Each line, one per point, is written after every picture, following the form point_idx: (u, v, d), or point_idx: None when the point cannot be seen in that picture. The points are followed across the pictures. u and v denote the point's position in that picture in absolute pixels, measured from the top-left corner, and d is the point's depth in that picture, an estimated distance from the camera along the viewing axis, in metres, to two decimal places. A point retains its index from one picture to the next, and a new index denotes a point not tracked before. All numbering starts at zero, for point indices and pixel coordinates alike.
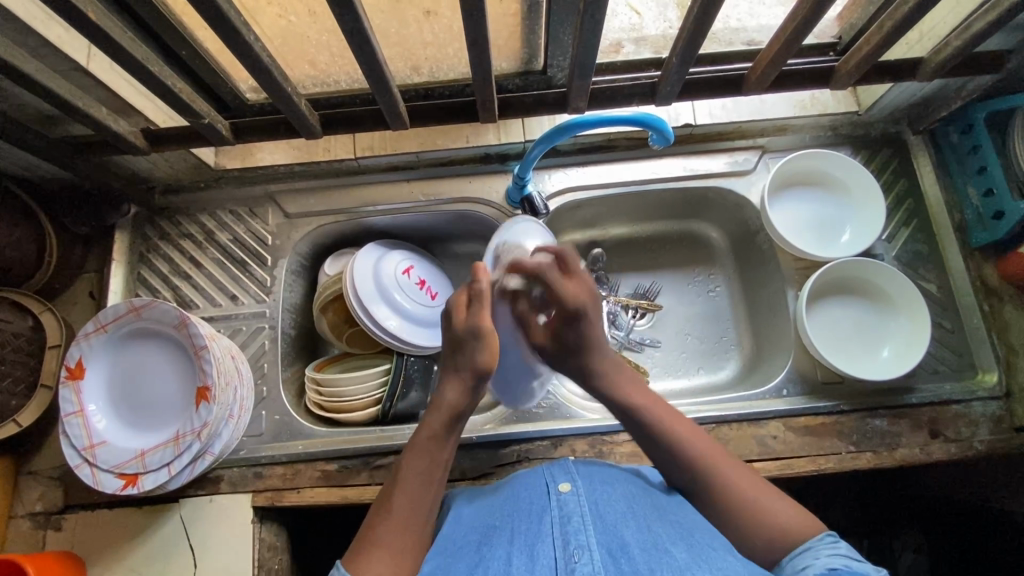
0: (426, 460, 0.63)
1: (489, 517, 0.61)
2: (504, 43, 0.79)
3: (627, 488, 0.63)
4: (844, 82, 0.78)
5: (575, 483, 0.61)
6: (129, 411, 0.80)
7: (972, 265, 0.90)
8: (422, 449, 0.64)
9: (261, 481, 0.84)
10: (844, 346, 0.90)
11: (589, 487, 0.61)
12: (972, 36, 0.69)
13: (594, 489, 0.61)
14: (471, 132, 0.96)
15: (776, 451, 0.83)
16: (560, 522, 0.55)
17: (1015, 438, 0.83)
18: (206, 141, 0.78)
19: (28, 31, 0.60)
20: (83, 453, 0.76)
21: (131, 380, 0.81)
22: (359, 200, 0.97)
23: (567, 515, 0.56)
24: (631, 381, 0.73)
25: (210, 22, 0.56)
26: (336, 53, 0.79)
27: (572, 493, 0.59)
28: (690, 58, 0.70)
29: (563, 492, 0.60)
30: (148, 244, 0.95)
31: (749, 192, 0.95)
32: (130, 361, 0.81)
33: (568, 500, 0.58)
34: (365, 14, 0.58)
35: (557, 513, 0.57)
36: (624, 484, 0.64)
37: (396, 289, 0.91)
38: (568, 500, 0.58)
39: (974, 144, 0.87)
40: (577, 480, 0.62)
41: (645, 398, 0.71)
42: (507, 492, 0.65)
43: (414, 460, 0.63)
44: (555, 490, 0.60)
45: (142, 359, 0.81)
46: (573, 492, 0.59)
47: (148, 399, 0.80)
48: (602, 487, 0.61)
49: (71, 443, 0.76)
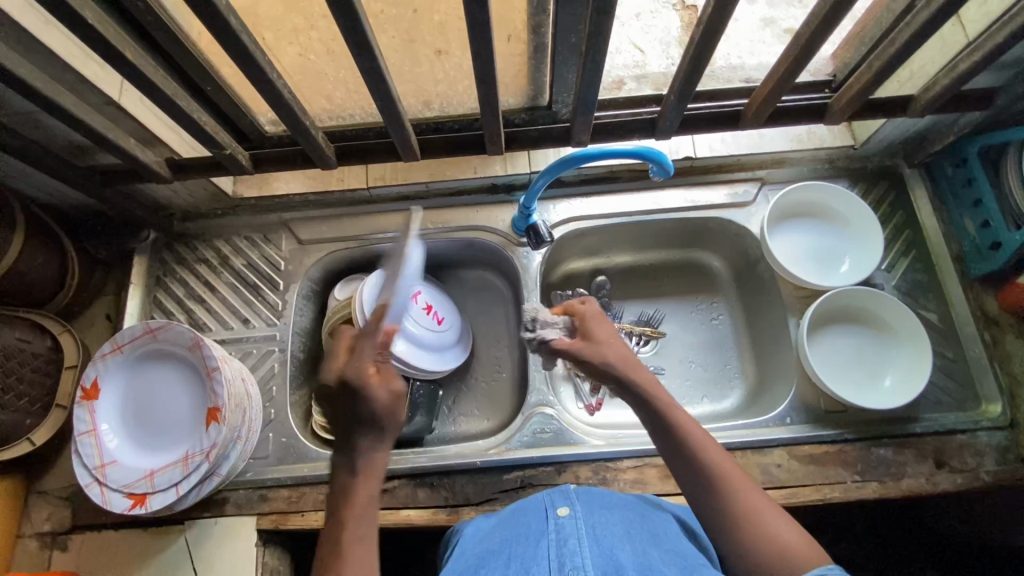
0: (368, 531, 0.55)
1: (490, 541, 0.62)
2: (510, 80, 0.84)
3: (625, 514, 0.63)
4: (839, 118, 0.81)
5: (574, 508, 0.62)
6: (147, 428, 0.81)
7: (971, 295, 0.92)
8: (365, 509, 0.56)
9: (266, 504, 0.85)
10: (844, 375, 0.90)
11: (587, 512, 0.62)
12: (960, 74, 0.71)
13: (593, 514, 0.61)
14: (479, 163, 1.00)
15: (780, 480, 0.83)
16: (557, 544, 0.56)
17: (1021, 469, 0.83)
18: (227, 171, 0.82)
19: (67, 67, 0.65)
20: (94, 472, 0.77)
21: (151, 398, 0.83)
22: (370, 228, 1.00)
23: (564, 537, 0.56)
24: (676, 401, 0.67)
25: (239, 63, 0.60)
26: (352, 88, 0.84)
27: (569, 517, 0.60)
28: (688, 95, 0.74)
29: (561, 517, 0.60)
30: (165, 268, 0.99)
31: (749, 223, 0.98)
32: (150, 380, 0.83)
33: (566, 524, 0.59)
34: (381, 55, 0.62)
35: (555, 536, 0.57)
36: (622, 510, 0.64)
37: (404, 313, 0.93)
38: (566, 524, 0.59)
39: (969, 177, 0.89)
40: (576, 505, 0.63)
41: (688, 418, 0.65)
42: (509, 517, 0.66)
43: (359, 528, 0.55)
44: (555, 514, 0.61)
45: (162, 378, 0.83)
46: (571, 516, 0.60)
47: (166, 418, 0.82)
48: (601, 512, 0.62)
49: (83, 462, 0.77)
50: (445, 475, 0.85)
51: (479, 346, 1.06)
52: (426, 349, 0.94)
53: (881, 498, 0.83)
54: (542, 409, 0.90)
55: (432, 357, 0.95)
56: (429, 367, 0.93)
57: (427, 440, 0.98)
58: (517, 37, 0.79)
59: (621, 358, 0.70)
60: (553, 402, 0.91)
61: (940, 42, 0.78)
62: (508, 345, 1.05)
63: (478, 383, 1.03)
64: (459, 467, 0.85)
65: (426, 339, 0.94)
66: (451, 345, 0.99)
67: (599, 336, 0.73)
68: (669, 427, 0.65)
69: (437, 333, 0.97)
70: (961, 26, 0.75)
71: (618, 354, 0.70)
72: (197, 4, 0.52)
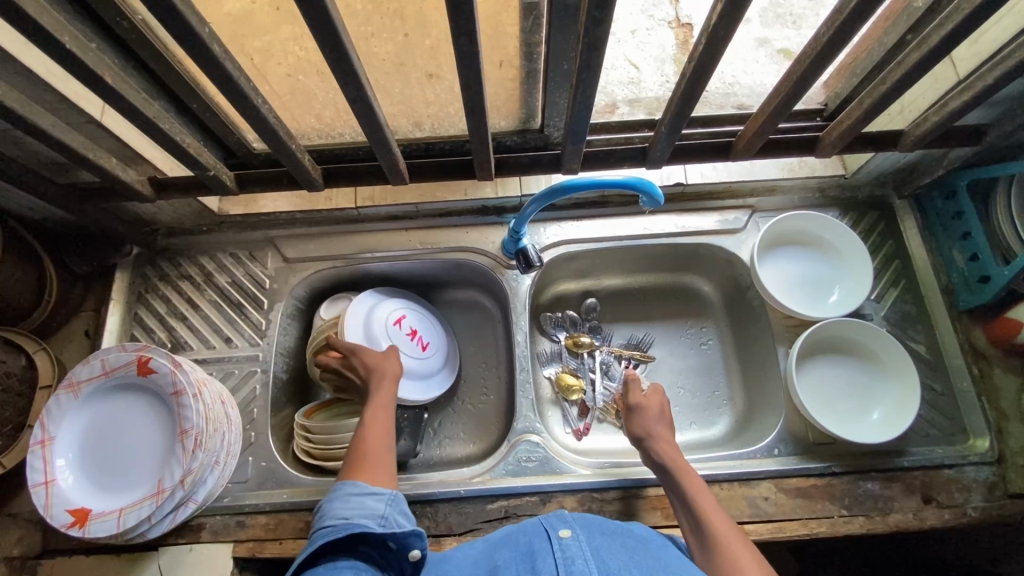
0: (381, 428, 0.76)
1: (490, 563, 0.61)
2: (502, 104, 0.83)
3: (625, 541, 0.63)
4: (829, 151, 0.81)
5: (576, 531, 0.61)
6: (81, 490, 0.74)
7: (960, 328, 0.91)
8: (384, 421, 0.77)
9: (244, 530, 0.83)
10: (832, 407, 0.90)
11: (588, 536, 0.61)
12: (950, 112, 0.71)
13: (595, 539, 0.60)
14: (469, 186, 1.00)
15: (768, 513, 0.82)
16: (563, 563, 0.55)
17: (1009, 505, 0.82)
18: (210, 190, 0.80)
19: (46, 87, 0.63)
20: (54, 512, 0.72)
21: (75, 460, 0.76)
22: (358, 246, 0.99)
23: (570, 557, 0.55)
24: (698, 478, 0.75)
25: (223, 90, 0.59)
26: (341, 107, 0.84)
27: (573, 538, 0.59)
28: (678, 128, 0.73)
29: (563, 538, 0.59)
30: (147, 284, 0.97)
31: (739, 250, 0.97)
32: (65, 444, 0.76)
33: (571, 545, 0.58)
34: (369, 84, 0.61)
35: (560, 554, 0.56)
36: (621, 536, 0.64)
37: (387, 337, 0.92)
38: (570, 545, 0.58)
39: (958, 211, 0.90)
40: (577, 528, 0.62)
41: (700, 490, 0.72)
42: (504, 539, 0.65)
43: (373, 427, 0.75)
44: (556, 536, 0.60)
45: (111, 421, 0.78)
46: (574, 537, 0.59)
47: (105, 467, 0.76)
48: (602, 538, 0.61)
49: (41, 501, 0.72)
50: (427, 503, 0.84)
51: (467, 368, 1.05)
52: (408, 378, 0.93)
53: (868, 533, 0.82)
54: (529, 437, 0.88)
55: (413, 389, 0.93)
56: (412, 396, 0.92)
57: (411, 464, 0.96)
58: (509, 63, 0.76)
59: (659, 429, 0.80)
60: (539, 429, 0.90)
61: (932, 78, 0.78)
62: (496, 367, 1.04)
63: (465, 406, 1.02)
64: (443, 495, 0.84)
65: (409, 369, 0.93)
66: (435, 370, 0.98)
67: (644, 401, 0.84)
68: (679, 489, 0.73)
69: (422, 360, 0.96)
70: (952, 64, 0.75)
71: (656, 432, 0.80)
72: (177, 28, 0.51)
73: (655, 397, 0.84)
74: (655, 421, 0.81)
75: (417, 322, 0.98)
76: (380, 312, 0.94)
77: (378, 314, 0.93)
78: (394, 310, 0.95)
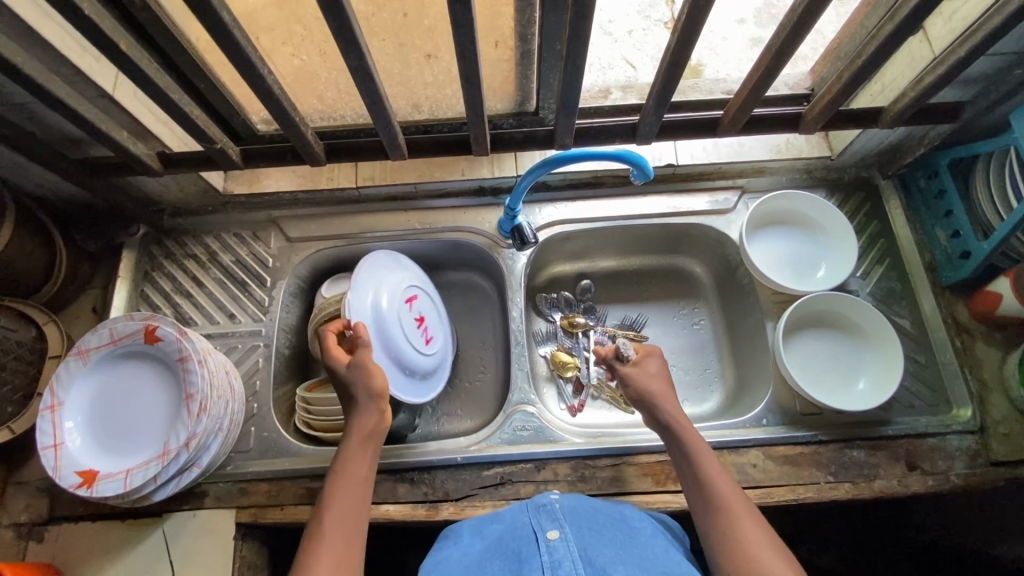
0: (350, 496, 0.67)
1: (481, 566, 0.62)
2: (497, 86, 0.88)
3: (614, 534, 0.64)
4: (812, 127, 0.84)
5: (564, 531, 0.63)
6: (89, 453, 0.77)
7: (943, 302, 0.94)
8: (354, 487, 0.68)
9: (246, 497, 0.85)
10: (821, 379, 0.92)
11: (577, 534, 0.63)
12: (926, 87, 0.74)
13: (582, 536, 0.63)
14: (466, 165, 1.01)
15: (755, 479, 0.84)
16: (551, 567, 0.57)
17: (991, 472, 0.84)
18: (217, 165, 0.83)
19: (63, 59, 0.66)
20: (62, 472, 0.75)
21: (83, 424, 0.78)
22: (359, 227, 1.02)
23: (557, 559, 0.58)
24: (699, 438, 0.75)
25: (230, 58, 0.62)
26: (344, 88, 0.87)
27: (560, 539, 0.61)
28: (665, 102, 0.76)
29: (552, 540, 0.61)
30: (153, 262, 0.99)
31: (728, 229, 1.00)
32: (74, 408, 0.79)
33: (558, 546, 0.60)
34: (369, 55, 0.64)
35: (547, 558, 0.58)
36: (611, 531, 0.65)
37: (393, 319, 0.89)
38: (557, 547, 0.60)
39: (941, 189, 0.93)
40: (565, 527, 0.64)
41: (704, 453, 0.72)
42: (496, 542, 0.66)
43: (340, 498, 0.67)
44: (545, 538, 0.62)
45: (117, 389, 0.81)
46: (561, 539, 0.61)
47: (112, 431, 0.79)
48: (589, 534, 0.64)
49: (49, 462, 0.75)
50: (425, 471, 0.86)
51: (464, 347, 1.08)
52: (412, 368, 0.91)
53: (854, 499, 0.84)
54: (523, 407, 0.91)
55: (414, 380, 0.91)
56: (414, 388, 0.90)
57: (409, 438, 0.99)
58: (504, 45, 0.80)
59: (661, 392, 0.79)
60: (533, 401, 0.92)
61: (909, 57, 0.81)
62: (493, 347, 1.06)
63: (462, 383, 1.04)
64: (440, 463, 0.86)
65: (411, 362, 0.90)
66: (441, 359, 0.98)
67: (649, 368, 0.82)
68: (682, 449, 0.73)
69: (425, 347, 0.93)
70: (928, 42, 0.78)
71: (659, 391, 0.79)
72: None
73: (647, 361, 0.82)
74: (658, 381, 0.80)
75: (422, 308, 0.96)
76: (387, 285, 0.90)
77: (385, 289, 0.90)
78: (403, 288, 0.93)
